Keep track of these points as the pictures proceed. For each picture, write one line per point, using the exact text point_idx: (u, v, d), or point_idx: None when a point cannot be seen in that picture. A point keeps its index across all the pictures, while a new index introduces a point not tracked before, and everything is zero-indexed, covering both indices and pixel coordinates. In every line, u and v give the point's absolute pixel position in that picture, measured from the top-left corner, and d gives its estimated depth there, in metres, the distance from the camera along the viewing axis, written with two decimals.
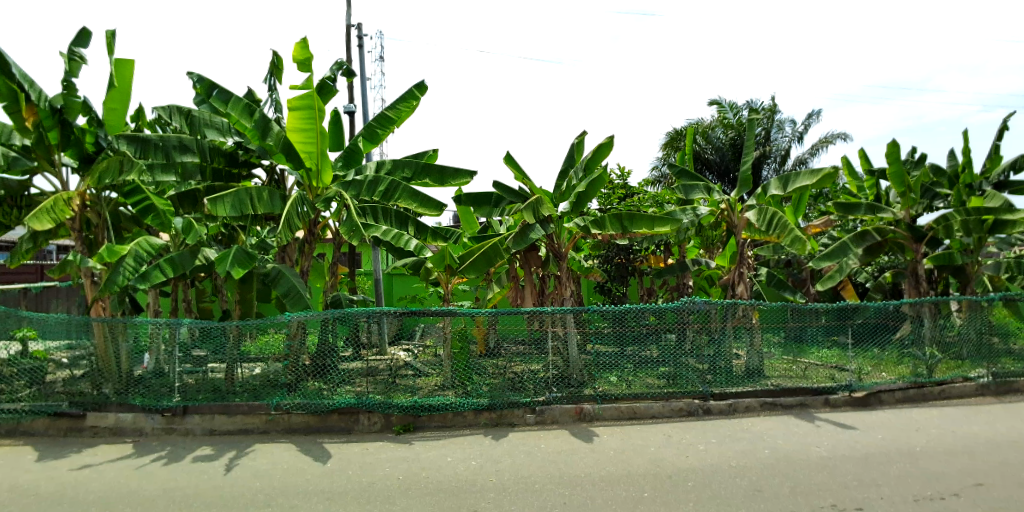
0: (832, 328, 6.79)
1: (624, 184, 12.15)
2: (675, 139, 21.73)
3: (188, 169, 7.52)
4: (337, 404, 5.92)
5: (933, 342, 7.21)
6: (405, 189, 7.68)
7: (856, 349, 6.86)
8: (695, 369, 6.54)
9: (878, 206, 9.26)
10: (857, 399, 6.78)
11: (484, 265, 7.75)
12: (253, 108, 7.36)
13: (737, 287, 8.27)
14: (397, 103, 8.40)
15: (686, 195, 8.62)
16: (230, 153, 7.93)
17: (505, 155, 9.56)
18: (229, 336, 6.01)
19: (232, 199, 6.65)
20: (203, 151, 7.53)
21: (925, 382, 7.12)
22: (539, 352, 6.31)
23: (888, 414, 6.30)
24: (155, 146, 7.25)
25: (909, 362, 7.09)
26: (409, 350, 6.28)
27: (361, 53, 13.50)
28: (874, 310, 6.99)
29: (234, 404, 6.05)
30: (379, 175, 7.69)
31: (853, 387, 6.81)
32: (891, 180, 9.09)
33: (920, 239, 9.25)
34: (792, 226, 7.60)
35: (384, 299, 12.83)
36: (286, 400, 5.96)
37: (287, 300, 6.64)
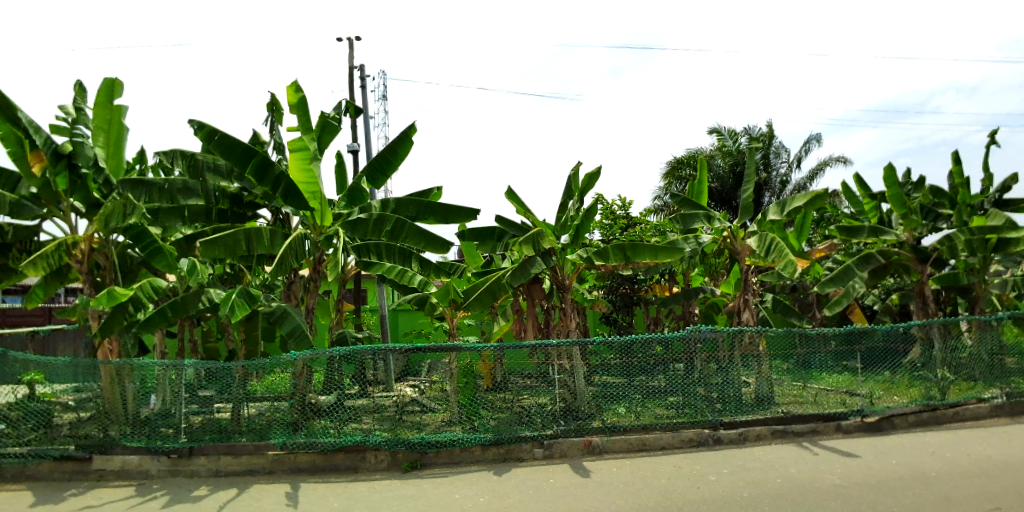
0: (842, 353, 6.73)
1: (627, 214, 12.20)
2: (677, 168, 21.87)
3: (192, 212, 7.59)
4: (341, 443, 5.84)
5: (944, 364, 7.10)
6: (411, 229, 7.66)
7: (867, 372, 6.78)
8: (704, 398, 6.43)
9: (882, 229, 9.24)
10: (870, 424, 6.63)
11: (488, 300, 7.76)
12: (251, 154, 7.20)
13: (743, 314, 8.20)
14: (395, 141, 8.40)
15: (686, 224, 8.60)
16: (235, 195, 7.95)
17: (506, 190, 9.70)
18: (235, 376, 5.96)
19: (227, 242, 6.59)
20: (208, 193, 7.52)
21: (938, 404, 6.97)
22: (545, 385, 6.31)
23: (902, 439, 6.15)
24: (157, 189, 7.17)
25: (921, 385, 6.97)
26: (415, 387, 6.42)
27: (363, 93, 13.78)
28: (887, 334, 6.83)
29: (240, 444, 6.01)
30: (386, 213, 7.62)
31: (865, 412, 6.69)
32: (891, 202, 9.11)
33: (925, 260, 9.12)
34: (787, 251, 7.51)
35: (389, 335, 12.67)
36: (291, 439, 5.90)
37: (292, 344, 6.60)
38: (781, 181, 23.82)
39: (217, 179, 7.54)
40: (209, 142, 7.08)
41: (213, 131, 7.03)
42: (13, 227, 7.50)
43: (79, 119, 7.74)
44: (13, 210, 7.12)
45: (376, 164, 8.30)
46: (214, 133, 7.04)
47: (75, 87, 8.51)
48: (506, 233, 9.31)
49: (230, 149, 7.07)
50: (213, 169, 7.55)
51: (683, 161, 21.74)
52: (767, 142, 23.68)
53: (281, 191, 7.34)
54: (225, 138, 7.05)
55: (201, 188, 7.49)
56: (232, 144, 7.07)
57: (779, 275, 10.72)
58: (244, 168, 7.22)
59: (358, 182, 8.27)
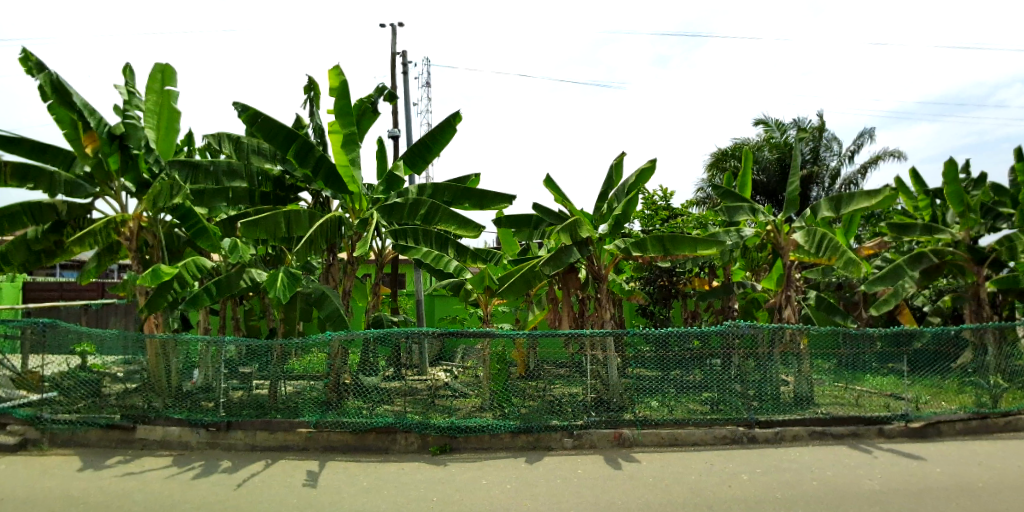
0: (888, 355, 6.47)
1: (668, 205, 11.96)
2: (721, 160, 21.33)
3: (237, 194, 7.73)
4: (373, 423, 5.96)
5: (999, 370, 6.74)
6: (444, 212, 7.73)
7: (911, 378, 6.53)
8: (740, 395, 6.30)
9: (936, 228, 8.70)
10: (914, 429, 6.36)
11: (522, 288, 7.74)
12: (293, 138, 7.39)
13: (785, 310, 8.00)
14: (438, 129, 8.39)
15: (730, 216, 8.31)
16: (277, 178, 8.10)
17: (544, 178, 9.66)
18: (275, 354, 6.16)
19: (268, 222, 6.72)
20: (251, 175, 7.73)
21: (988, 413, 6.61)
22: (579, 375, 6.23)
23: (950, 447, 5.88)
24: (205, 171, 7.48)
25: (972, 391, 6.64)
26: (449, 370, 6.70)
27: (406, 78, 13.84)
28: (935, 337, 6.55)
29: (276, 421, 6.14)
30: (420, 198, 7.69)
31: (910, 417, 6.41)
32: (948, 199, 8.61)
33: (981, 261, 8.57)
34: (843, 248, 7.32)
35: (425, 320, 12.75)
36: (326, 417, 6.05)
37: (330, 326, 6.75)
38: (830, 175, 22.92)
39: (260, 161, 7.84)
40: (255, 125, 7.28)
41: (257, 116, 7.21)
42: (68, 205, 7.86)
43: (130, 101, 7.95)
44: (69, 188, 7.50)
45: (416, 151, 8.34)
46: (256, 117, 7.25)
47: (124, 70, 8.70)
48: (543, 221, 9.26)
49: (272, 133, 7.24)
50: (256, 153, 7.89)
51: (728, 152, 21.18)
52: (817, 134, 22.78)
53: (321, 176, 7.48)
54: (268, 123, 7.23)
55: (245, 170, 7.66)
56: (274, 128, 7.24)
57: (824, 272, 10.35)
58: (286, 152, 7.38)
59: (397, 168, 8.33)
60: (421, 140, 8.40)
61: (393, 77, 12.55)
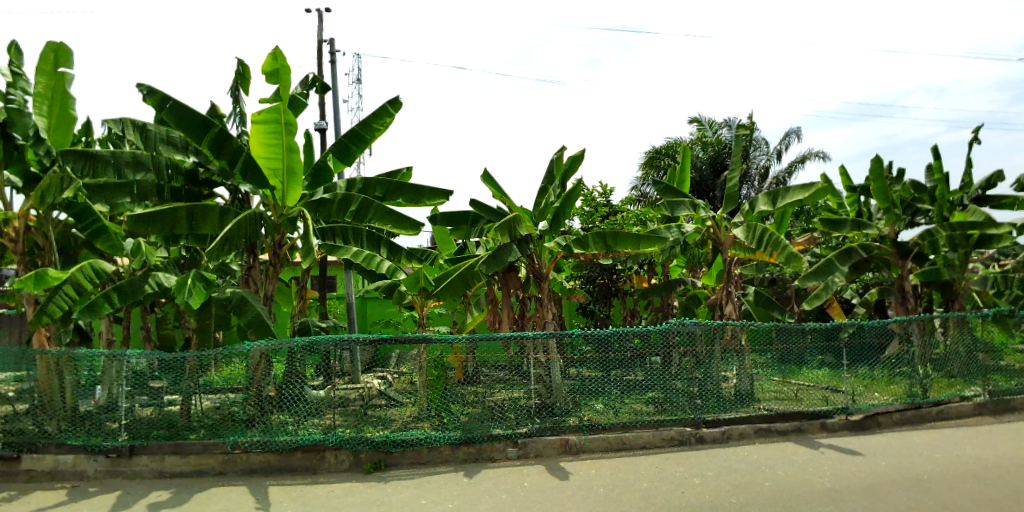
0: (818, 349, 6.62)
1: (608, 202, 11.98)
2: (656, 158, 21.79)
3: (144, 188, 6.84)
4: (299, 442, 5.48)
5: (926, 361, 7.05)
6: (378, 208, 7.20)
7: (854, 369, 6.68)
8: (684, 394, 6.24)
9: (865, 223, 9.06)
10: (855, 422, 6.51)
11: (460, 289, 7.43)
12: (207, 124, 6.69)
13: (726, 307, 8.05)
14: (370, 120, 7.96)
15: (672, 211, 8.39)
16: (190, 171, 7.41)
17: (482, 173, 9.43)
18: (188, 368, 5.62)
19: (162, 221, 6.00)
20: (160, 168, 6.88)
21: (921, 402, 6.90)
22: (520, 378, 6.01)
23: (886, 438, 6.04)
24: (106, 163, 6.67)
25: (903, 382, 6.91)
26: (382, 378, 6.56)
27: (330, 67, 13.19)
28: (866, 329, 6.80)
29: (188, 442, 5.57)
30: (350, 193, 7.24)
31: (850, 410, 6.56)
32: (875, 196, 8.99)
33: (905, 255, 9.07)
34: (782, 242, 7.45)
35: (355, 325, 11.99)
36: (244, 438, 5.50)
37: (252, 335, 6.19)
38: (759, 173, 23.93)
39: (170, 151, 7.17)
40: (161, 109, 6.71)
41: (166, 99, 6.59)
42: None
43: (14, 84, 6.98)
44: None
45: (346, 142, 7.85)
46: (167, 99, 6.66)
47: (9, 48, 7.63)
48: (481, 218, 9.03)
49: (185, 119, 6.61)
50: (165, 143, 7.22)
51: (663, 151, 21.64)
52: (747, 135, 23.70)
53: (240, 168, 6.82)
54: (180, 110, 6.61)
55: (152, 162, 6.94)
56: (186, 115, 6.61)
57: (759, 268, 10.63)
58: (199, 140, 6.68)
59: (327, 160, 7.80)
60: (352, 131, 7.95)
61: (319, 66, 11.85)
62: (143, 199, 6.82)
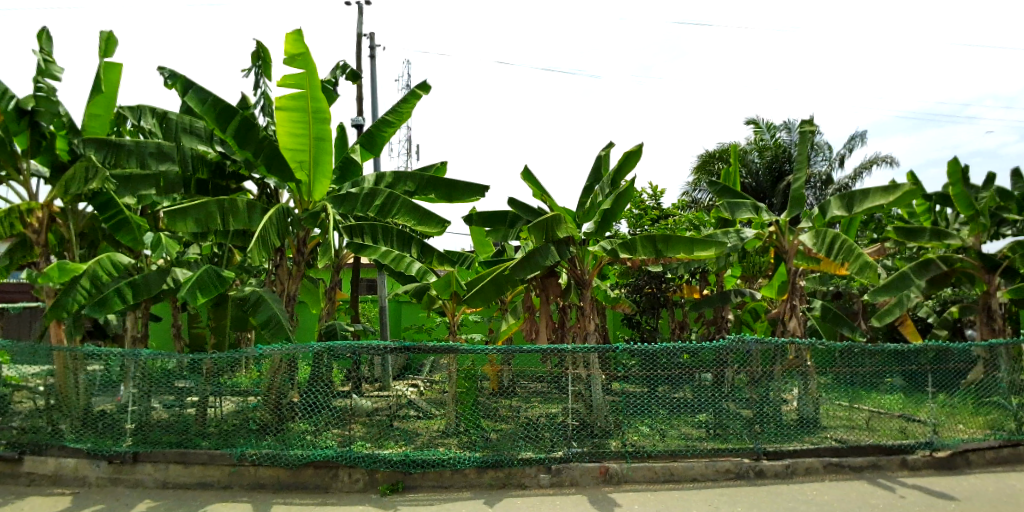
0: (886, 368, 5.88)
1: (658, 205, 11.43)
2: (707, 162, 21.00)
3: (170, 181, 6.82)
4: (309, 458, 5.20)
5: (1023, 391, 6.24)
6: (405, 203, 6.88)
7: (945, 395, 5.95)
8: (739, 418, 5.65)
9: (947, 233, 8.20)
10: (941, 460, 5.82)
11: (493, 294, 7.05)
12: (231, 113, 6.48)
13: (789, 321, 7.35)
14: (397, 106, 7.88)
15: (732, 213, 7.74)
16: (216, 164, 7.29)
17: (523, 170, 9.08)
18: (203, 371, 5.39)
19: (197, 213, 5.83)
20: (185, 160, 6.84)
21: (1019, 440, 6.14)
22: (559, 393, 5.51)
23: (981, 480, 5.32)
24: (129, 152, 6.47)
25: (996, 414, 6.13)
26: (416, 387, 5.82)
27: (372, 63, 13.11)
28: (952, 353, 6.06)
29: (193, 452, 5.41)
30: (375, 187, 6.93)
31: (935, 446, 5.87)
32: (956, 203, 8.15)
33: (993, 268, 8.23)
34: (857, 251, 6.83)
35: (389, 329, 11.84)
36: (251, 450, 5.29)
37: (267, 333, 5.95)
38: (818, 180, 22.67)
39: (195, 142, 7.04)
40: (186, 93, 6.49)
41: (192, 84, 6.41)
42: None
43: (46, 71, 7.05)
44: None
45: (375, 132, 7.71)
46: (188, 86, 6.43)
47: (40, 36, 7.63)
48: (519, 219, 8.66)
49: (210, 107, 6.42)
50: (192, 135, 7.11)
51: (715, 155, 20.81)
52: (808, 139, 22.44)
53: (263, 159, 6.59)
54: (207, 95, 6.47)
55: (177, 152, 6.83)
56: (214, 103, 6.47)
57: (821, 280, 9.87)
58: (222, 128, 6.48)
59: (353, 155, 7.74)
60: (378, 119, 7.86)
61: (359, 62, 11.74)
62: (169, 192, 6.85)
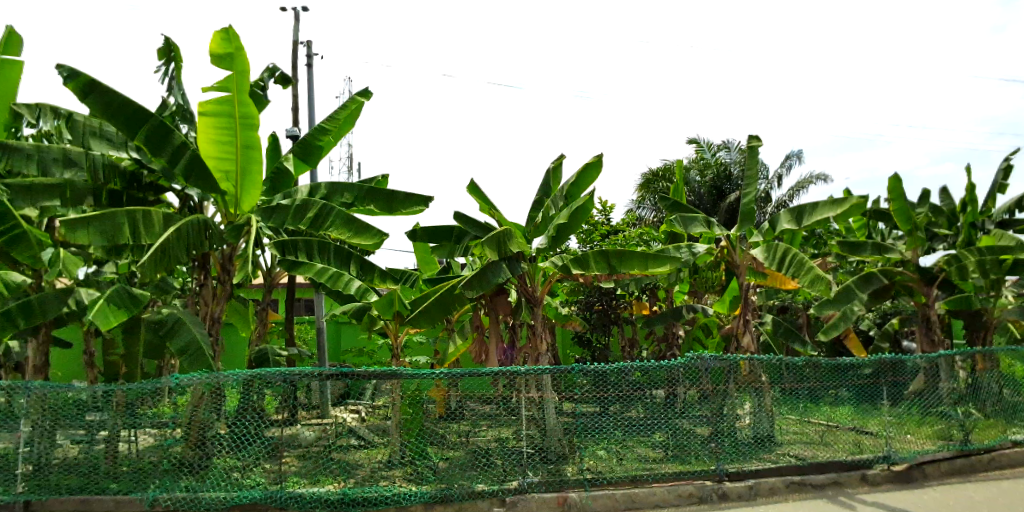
0: (828, 378, 5.98)
1: (607, 220, 11.43)
2: (651, 181, 21.46)
3: (77, 191, 6.14)
4: (233, 500, 4.77)
5: (968, 401, 6.44)
6: (338, 215, 6.61)
7: (897, 408, 6.07)
8: (695, 436, 5.55)
9: (887, 247, 8.54)
10: (899, 473, 5.89)
11: (438, 315, 6.74)
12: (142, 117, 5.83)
13: (743, 337, 7.44)
14: (336, 113, 7.52)
15: (686, 227, 7.76)
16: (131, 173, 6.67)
17: (468, 184, 8.95)
18: (113, 403, 4.78)
19: (99, 225, 5.26)
20: (94, 168, 6.20)
21: (970, 450, 6.32)
22: (509, 415, 5.20)
23: (940, 493, 5.37)
24: (30, 158, 5.96)
25: (944, 424, 6.28)
26: (356, 413, 5.56)
27: (310, 72, 12.65)
28: (899, 365, 6.20)
29: (95, 499, 4.79)
30: (308, 198, 6.62)
31: (893, 459, 5.92)
32: (897, 217, 8.45)
33: (931, 281, 8.67)
34: (808, 265, 7.03)
35: (327, 353, 11.20)
36: (164, 494, 4.72)
37: (185, 361, 5.38)
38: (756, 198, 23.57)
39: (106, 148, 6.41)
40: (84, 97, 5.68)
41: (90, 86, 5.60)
42: None
43: None
44: None
45: (311, 141, 7.35)
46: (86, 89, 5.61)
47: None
48: (466, 233, 8.42)
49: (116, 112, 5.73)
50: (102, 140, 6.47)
51: (659, 174, 21.30)
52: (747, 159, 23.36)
53: (181, 169, 6.17)
54: (108, 97, 5.77)
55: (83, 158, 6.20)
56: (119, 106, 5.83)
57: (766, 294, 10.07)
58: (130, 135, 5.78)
59: (285, 164, 7.42)
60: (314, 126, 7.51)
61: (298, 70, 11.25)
62: (76, 204, 6.14)
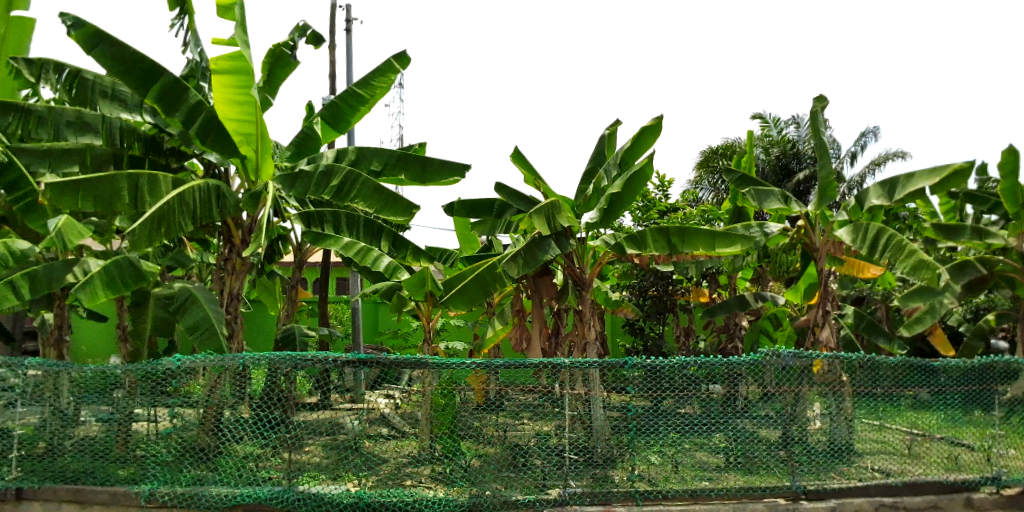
0: (905, 378, 5.27)
1: (664, 195, 10.73)
2: (710, 160, 20.45)
3: (97, 156, 6.25)
4: (236, 499, 4.55)
5: None
6: (364, 184, 6.26)
7: (994, 420, 5.39)
8: (764, 443, 4.95)
9: (989, 232, 7.72)
10: (1008, 498, 5.21)
11: (478, 295, 6.31)
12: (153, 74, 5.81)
13: (821, 331, 6.98)
14: (371, 79, 7.17)
15: (761, 202, 7.36)
16: (150, 138, 6.63)
17: (512, 151, 8.48)
18: (125, 384, 4.67)
19: (94, 193, 5.14)
20: (111, 133, 6.15)
21: None
22: (554, 409, 4.80)
23: None
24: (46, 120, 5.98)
25: None
26: (390, 399, 4.97)
27: (349, 36, 12.37)
28: (999, 371, 5.47)
29: (87, 489, 4.76)
30: (332, 166, 6.28)
31: (1004, 482, 5.24)
32: (1005, 198, 7.70)
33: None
34: (909, 249, 6.45)
35: (361, 334, 11.07)
36: (161, 487, 4.62)
37: (194, 337, 5.25)
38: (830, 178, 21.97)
39: (119, 111, 6.32)
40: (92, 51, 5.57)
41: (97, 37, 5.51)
42: None
43: None
44: None
45: (341, 104, 7.14)
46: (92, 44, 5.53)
47: None
48: (508, 208, 8.02)
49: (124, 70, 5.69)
50: (116, 102, 6.35)
51: (719, 151, 20.20)
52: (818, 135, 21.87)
53: (196, 130, 6.03)
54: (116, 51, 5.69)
55: (99, 122, 6.15)
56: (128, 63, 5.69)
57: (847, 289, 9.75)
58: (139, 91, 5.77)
59: (312, 128, 7.27)
60: (347, 90, 7.24)
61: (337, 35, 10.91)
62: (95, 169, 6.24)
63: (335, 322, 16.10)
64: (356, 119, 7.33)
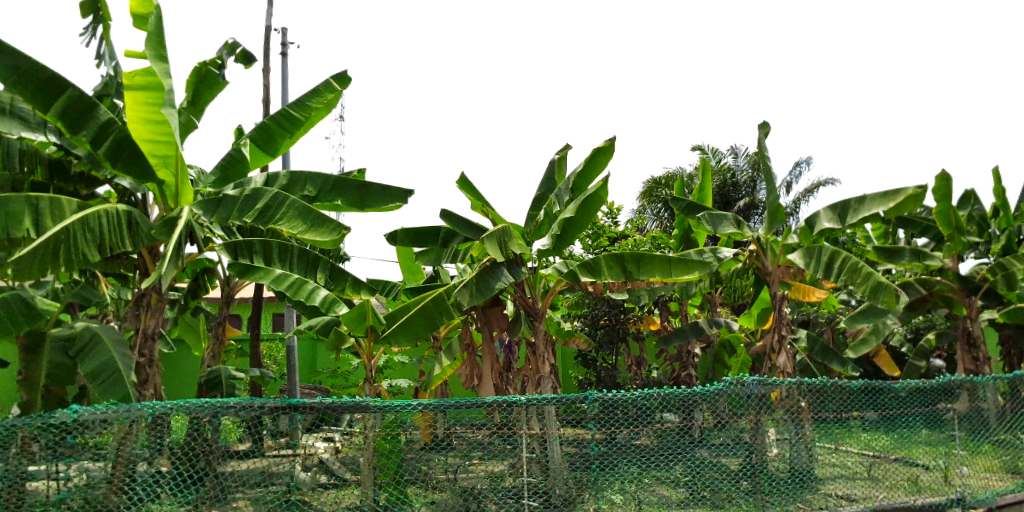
0: (856, 400, 5.28)
1: (612, 223, 10.78)
2: (652, 189, 21.03)
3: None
4: None
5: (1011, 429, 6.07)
6: (291, 206, 6.02)
7: (951, 440, 5.56)
8: (726, 474, 4.81)
9: (925, 254, 8.20)
10: None
11: (414, 332, 5.94)
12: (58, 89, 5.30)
13: (779, 357, 7.14)
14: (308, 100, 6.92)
15: (717, 226, 7.53)
16: (56, 162, 6.28)
17: (457, 177, 8.29)
18: (18, 440, 3.35)
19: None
20: None
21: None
22: (505, 447, 4.47)
23: None
24: None
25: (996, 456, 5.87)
26: (329, 442, 4.67)
27: (283, 60, 11.99)
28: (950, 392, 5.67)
29: None
30: (258, 189, 6.01)
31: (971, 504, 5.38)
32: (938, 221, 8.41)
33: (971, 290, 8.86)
34: (863, 272, 6.94)
35: (296, 374, 10.35)
36: None
37: (95, 386, 4.76)
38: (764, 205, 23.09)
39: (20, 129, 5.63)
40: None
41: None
42: None
43: None
44: None
45: (272, 127, 6.79)
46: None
47: None
48: (453, 235, 7.80)
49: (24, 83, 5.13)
50: (14, 119, 5.64)
51: (660, 181, 20.81)
52: (751, 164, 23.05)
53: (105, 151, 5.66)
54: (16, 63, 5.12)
55: None
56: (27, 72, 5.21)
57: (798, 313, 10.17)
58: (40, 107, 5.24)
59: (240, 150, 6.83)
60: (278, 110, 6.91)
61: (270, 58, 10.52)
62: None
63: (268, 362, 15.15)
64: (289, 143, 7.00)
